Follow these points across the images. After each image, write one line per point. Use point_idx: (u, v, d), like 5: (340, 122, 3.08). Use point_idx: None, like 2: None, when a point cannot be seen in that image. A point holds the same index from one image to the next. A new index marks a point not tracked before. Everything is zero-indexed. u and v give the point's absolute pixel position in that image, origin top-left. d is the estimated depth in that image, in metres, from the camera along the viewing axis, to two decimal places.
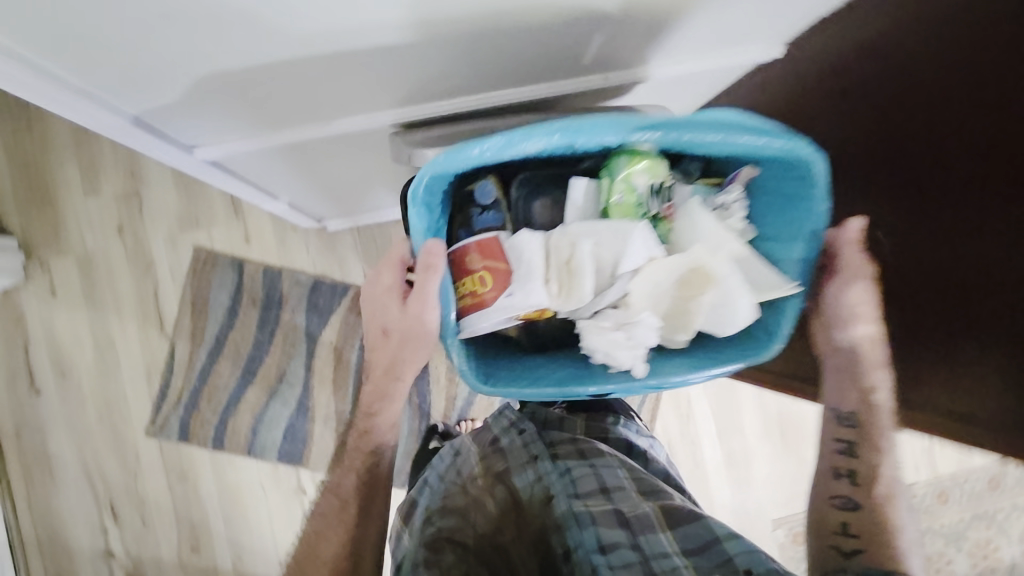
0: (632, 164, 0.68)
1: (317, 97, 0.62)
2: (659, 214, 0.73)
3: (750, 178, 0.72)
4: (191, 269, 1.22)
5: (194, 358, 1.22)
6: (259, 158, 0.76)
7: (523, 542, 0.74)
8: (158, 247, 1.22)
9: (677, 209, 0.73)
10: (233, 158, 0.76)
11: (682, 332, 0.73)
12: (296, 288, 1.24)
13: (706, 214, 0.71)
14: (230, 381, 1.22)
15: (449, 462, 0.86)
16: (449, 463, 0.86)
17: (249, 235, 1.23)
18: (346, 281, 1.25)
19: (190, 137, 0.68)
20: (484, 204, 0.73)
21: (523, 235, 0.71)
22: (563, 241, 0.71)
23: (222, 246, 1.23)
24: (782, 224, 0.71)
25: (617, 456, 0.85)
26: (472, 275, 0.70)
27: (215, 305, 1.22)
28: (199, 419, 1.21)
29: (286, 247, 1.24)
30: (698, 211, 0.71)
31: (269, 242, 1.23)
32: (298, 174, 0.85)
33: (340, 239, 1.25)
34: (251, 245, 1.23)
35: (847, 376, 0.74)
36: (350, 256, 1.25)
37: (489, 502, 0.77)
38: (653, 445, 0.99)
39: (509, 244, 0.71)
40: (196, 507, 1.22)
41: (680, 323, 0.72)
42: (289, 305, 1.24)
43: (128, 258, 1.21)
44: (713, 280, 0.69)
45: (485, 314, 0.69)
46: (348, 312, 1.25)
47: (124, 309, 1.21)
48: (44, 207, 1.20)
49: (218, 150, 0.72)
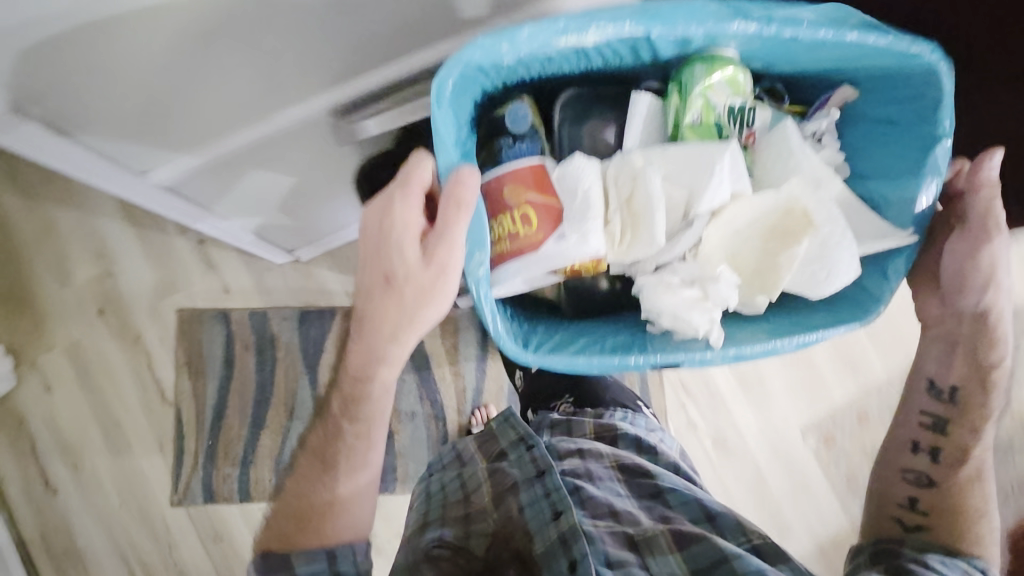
0: (708, 77, 0.77)
1: (248, 87, 0.67)
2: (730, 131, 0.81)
3: (843, 102, 0.85)
4: (178, 332, 1.24)
5: (202, 417, 1.22)
6: (211, 175, 0.81)
7: (516, 546, 0.74)
8: (143, 319, 1.24)
9: (758, 135, 0.84)
10: (187, 179, 0.80)
11: (761, 297, 0.79)
12: (285, 324, 1.26)
13: (800, 139, 0.82)
14: (242, 431, 1.22)
15: (458, 479, 0.89)
16: (458, 479, 0.89)
17: (228, 286, 1.26)
18: (332, 306, 1.27)
19: (141, 158, 0.73)
20: (517, 134, 0.81)
21: (585, 166, 0.79)
22: (628, 176, 0.80)
23: (204, 303, 1.25)
24: (888, 155, 0.83)
25: (625, 467, 0.89)
26: (517, 205, 0.77)
27: (211, 360, 1.24)
28: (221, 476, 1.21)
29: (266, 288, 1.27)
30: (795, 139, 0.81)
31: (248, 288, 1.26)
32: (254, 193, 0.89)
33: (316, 267, 1.28)
34: (232, 294, 1.26)
35: (956, 348, 0.78)
36: (329, 281, 1.28)
37: (486, 521, 0.78)
38: (664, 440, 1.01)
39: (557, 174, 0.80)
40: (238, 565, 1.20)
41: (756, 283, 0.79)
42: (282, 343, 1.25)
43: (115, 337, 1.23)
44: (810, 227, 0.77)
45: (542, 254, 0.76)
46: (341, 335, 1.25)
47: (122, 387, 1.22)
48: (23, 310, 1.22)
49: (168, 167, 0.77)
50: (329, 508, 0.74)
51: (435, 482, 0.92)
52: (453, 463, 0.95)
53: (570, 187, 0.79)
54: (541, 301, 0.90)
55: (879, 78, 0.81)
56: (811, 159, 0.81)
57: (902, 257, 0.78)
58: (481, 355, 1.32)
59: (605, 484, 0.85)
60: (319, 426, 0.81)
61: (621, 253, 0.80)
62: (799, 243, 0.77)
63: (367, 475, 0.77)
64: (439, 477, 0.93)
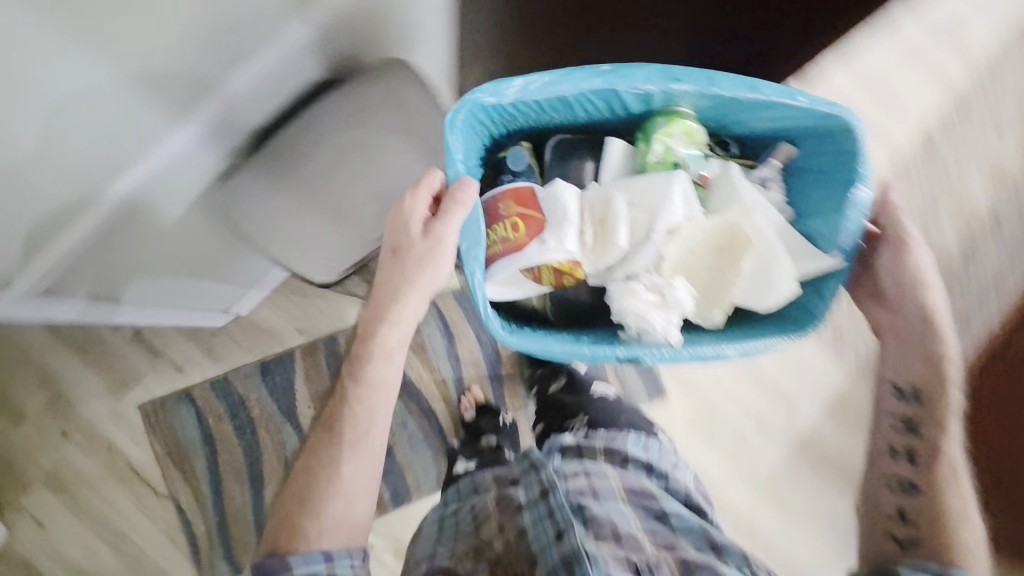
0: (669, 131, 0.88)
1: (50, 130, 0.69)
2: (697, 179, 0.90)
3: (789, 159, 0.93)
4: (148, 426, 1.22)
5: (201, 497, 1.21)
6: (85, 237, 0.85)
7: (515, 570, 0.75)
8: (109, 426, 1.23)
9: (715, 174, 0.91)
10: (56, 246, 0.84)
11: (716, 311, 0.86)
12: (249, 380, 1.25)
13: (750, 186, 0.89)
14: (245, 495, 1.21)
15: (472, 507, 0.89)
16: (474, 504, 0.89)
17: (180, 364, 1.26)
18: (287, 348, 1.27)
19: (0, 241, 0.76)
20: (515, 171, 0.91)
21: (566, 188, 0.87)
22: (603, 203, 0.88)
23: (163, 389, 1.25)
24: (821, 197, 0.89)
25: (634, 495, 0.87)
26: (507, 216, 0.85)
27: (189, 442, 1.22)
28: (240, 545, 1.20)
29: (218, 353, 1.27)
30: (741, 185, 0.88)
31: (200, 359, 1.27)
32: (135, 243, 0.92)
33: (258, 315, 1.29)
34: (187, 371, 1.26)
35: (917, 352, 0.82)
36: (275, 324, 1.29)
37: (492, 542, 0.80)
38: (678, 463, 0.99)
39: (544, 195, 0.87)
40: None
41: (709, 295, 0.86)
42: (252, 399, 1.24)
43: (88, 453, 1.22)
44: (750, 249, 0.85)
45: (521, 253, 0.83)
46: (306, 371, 1.25)
47: (113, 497, 1.21)
48: None
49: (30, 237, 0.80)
50: (336, 488, 0.80)
51: (450, 508, 0.92)
52: (468, 492, 0.94)
53: (551, 207, 0.86)
54: (532, 314, 0.94)
55: (813, 134, 0.89)
56: (758, 198, 0.89)
57: (836, 278, 0.85)
58: (447, 342, 1.33)
59: (612, 507, 0.83)
60: (333, 398, 0.88)
61: (597, 259, 0.86)
62: (747, 251, 0.85)
63: (363, 464, 0.82)
64: (453, 508, 0.91)
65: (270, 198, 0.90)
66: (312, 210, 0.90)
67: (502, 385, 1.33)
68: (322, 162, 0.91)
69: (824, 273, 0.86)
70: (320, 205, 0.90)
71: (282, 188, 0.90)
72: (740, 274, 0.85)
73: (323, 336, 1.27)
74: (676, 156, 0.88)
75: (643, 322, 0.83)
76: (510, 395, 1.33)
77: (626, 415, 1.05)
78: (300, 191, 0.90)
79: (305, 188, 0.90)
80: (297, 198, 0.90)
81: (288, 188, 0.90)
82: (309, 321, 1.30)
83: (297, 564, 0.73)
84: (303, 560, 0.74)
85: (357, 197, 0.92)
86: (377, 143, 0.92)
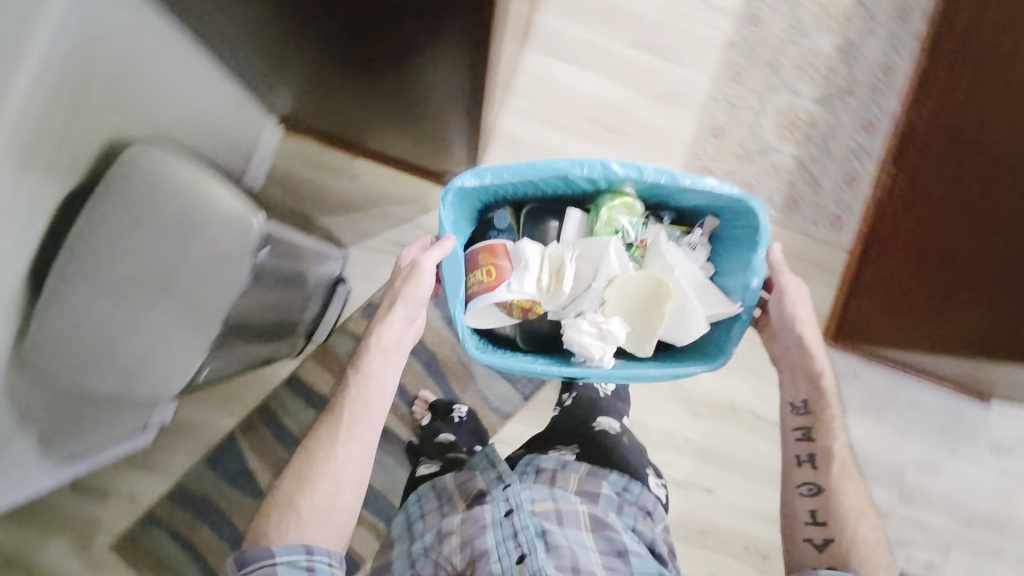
0: (613, 203, 1.10)
1: None
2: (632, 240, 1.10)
3: (713, 227, 1.14)
4: (126, 560, 1.22)
5: None
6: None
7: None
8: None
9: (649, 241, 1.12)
10: None
11: (644, 343, 1.07)
12: (203, 477, 1.24)
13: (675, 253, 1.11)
14: None
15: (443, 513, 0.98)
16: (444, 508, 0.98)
17: (129, 492, 1.23)
18: (224, 433, 1.26)
19: None
20: (500, 228, 1.15)
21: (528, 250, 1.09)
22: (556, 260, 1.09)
23: (123, 522, 1.23)
24: (733, 259, 1.09)
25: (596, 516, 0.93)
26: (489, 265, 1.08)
27: (172, 557, 1.22)
28: None
29: (160, 466, 1.24)
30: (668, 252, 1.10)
31: (146, 479, 1.24)
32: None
33: (182, 415, 1.26)
34: (138, 495, 1.24)
35: (801, 375, 0.98)
36: (203, 416, 1.26)
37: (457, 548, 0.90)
38: (655, 510, 1.02)
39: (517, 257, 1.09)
40: None
41: (637, 332, 1.07)
42: (214, 493, 1.24)
43: None
44: (670, 296, 1.05)
45: (493, 292, 1.06)
46: (253, 446, 1.25)
47: None
48: None
49: None
50: (329, 466, 0.87)
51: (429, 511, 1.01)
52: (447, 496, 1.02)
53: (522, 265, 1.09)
54: (508, 338, 1.18)
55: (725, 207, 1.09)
56: (679, 259, 1.10)
57: (738, 323, 1.05)
58: None
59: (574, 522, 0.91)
60: (332, 408, 0.94)
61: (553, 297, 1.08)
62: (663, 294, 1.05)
63: (355, 445, 0.90)
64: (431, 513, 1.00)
65: (94, 362, 0.79)
66: (146, 361, 0.79)
67: (444, 378, 1.33)
68: (130, 301, 0.78)
69: (730, 316, 1.06)
70: (149, 350, 0.79)
71: (100, 344, 0.79)
72: (660, 315, 1.05)
73: (255, 407, 1.27)
74: (619, 226, 1.09)
75: (586, 349, 1.03)
76: (455, 384, 1.33)
77: (619, 453, 1.08)
78: (120, 341, 0.79)
79: (124, 337, 0.79)
80: (121, 351, 0.79)
81: (107, 342, 0.79)
82: (234, 399, 1.27)
83: (280, 553, 0.79)
84: (289, 551, 0.79)
85: (187, 328, 0.80)
86: (185, 262, 0.78)
